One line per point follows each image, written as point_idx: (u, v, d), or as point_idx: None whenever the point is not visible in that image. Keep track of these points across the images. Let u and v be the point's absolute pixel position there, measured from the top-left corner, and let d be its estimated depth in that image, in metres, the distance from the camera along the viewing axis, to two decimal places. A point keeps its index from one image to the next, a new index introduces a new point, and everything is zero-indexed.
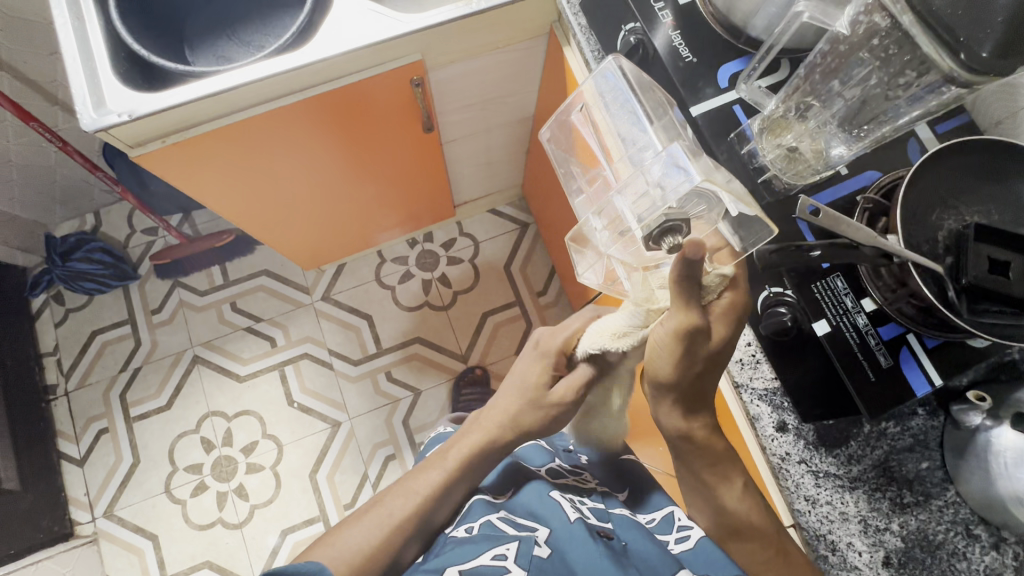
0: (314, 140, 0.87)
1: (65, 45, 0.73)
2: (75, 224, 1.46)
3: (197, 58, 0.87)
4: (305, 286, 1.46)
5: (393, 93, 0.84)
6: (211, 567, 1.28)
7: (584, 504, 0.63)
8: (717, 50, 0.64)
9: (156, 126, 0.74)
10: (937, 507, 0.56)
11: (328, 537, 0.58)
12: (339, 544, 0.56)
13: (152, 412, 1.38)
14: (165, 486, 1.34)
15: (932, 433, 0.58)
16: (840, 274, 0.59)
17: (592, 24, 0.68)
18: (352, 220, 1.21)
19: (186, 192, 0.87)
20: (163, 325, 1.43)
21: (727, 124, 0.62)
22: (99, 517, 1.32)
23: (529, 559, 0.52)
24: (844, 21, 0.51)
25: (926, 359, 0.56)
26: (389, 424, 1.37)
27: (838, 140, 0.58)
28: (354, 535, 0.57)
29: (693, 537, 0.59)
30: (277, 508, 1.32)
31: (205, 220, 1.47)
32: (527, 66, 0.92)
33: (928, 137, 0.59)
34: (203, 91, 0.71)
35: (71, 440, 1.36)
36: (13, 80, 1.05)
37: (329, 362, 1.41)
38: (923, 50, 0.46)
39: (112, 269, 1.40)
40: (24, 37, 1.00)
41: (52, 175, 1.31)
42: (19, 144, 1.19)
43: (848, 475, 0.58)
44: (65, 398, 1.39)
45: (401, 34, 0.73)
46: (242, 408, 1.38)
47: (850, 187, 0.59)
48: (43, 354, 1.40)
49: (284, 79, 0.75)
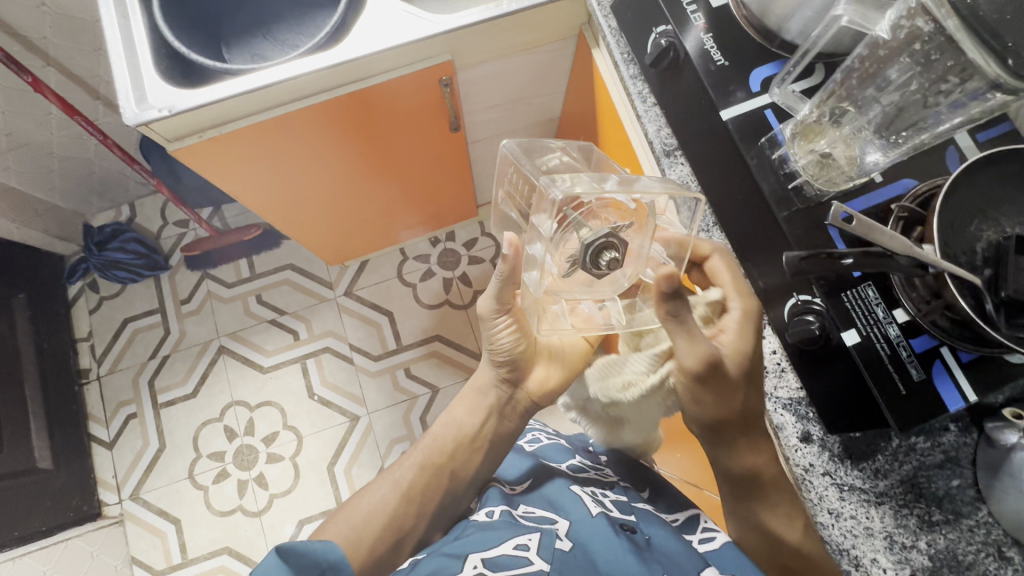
0: (343, 138, 0.89)
1: (112, 42, 0.75)
2: (111, 215, 1.52)
3: (233, 56, 0.89)
4: (329, 281, 1.49)
5: (421, 92, 0.85)
6: (230, 553, 1.31)
7: (608, 497, 0.66)
8: (750, 53, 0.63)
9: (194, 121, 0.76)
10: (967, 527, 0.54)
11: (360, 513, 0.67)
12: (358, 514, 0.68)
13: (178, 399, 1.42)
14: (189, 471, 1.37)
15: (964, 450, 0.56)
16: (872, 283, 0.57)
17: (622, 26, 0.72)
18: (377, 218, 1.22)
19: (219, 186, 0.89)
20: (191, 315, 1.47)
21: (758, 128, 0.61)
22: (125, 499, 1.36)
23: (552, 552, 0.54)
24: (884, 25, 0.50)
25: (960, 374, 0.54)
26: (406, 420, 1.38)
27: (873, 146, 0.56)
28: (365, 507, 0.69)
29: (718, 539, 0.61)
30: (296, 499, 1.34)
31: (235, 213, 1.51)
32: (555, 67, 0.92)
33: (968, 145, 0.57)
34: (239, 88, 0.73)
35: (101, 424, 1.41)
36: (58, 74, 1.10)
37: (350, 356, 1.43)
38: (968, 56, 0.45)
39: (145, 259, 1.44)
40: (70, 34, 1.04)
41: (91, 167, 1.36)
42: (62, 136, 1.24)
43: (873, 489, 0.57)
44: (96, 382, 1.43)
45: (432, 34, 0.74)
46: (264, 398, 1.41)
47: (885, 195, 0.56)
48: (78, 339, 1.45)
49: (317, 77, 0.76)
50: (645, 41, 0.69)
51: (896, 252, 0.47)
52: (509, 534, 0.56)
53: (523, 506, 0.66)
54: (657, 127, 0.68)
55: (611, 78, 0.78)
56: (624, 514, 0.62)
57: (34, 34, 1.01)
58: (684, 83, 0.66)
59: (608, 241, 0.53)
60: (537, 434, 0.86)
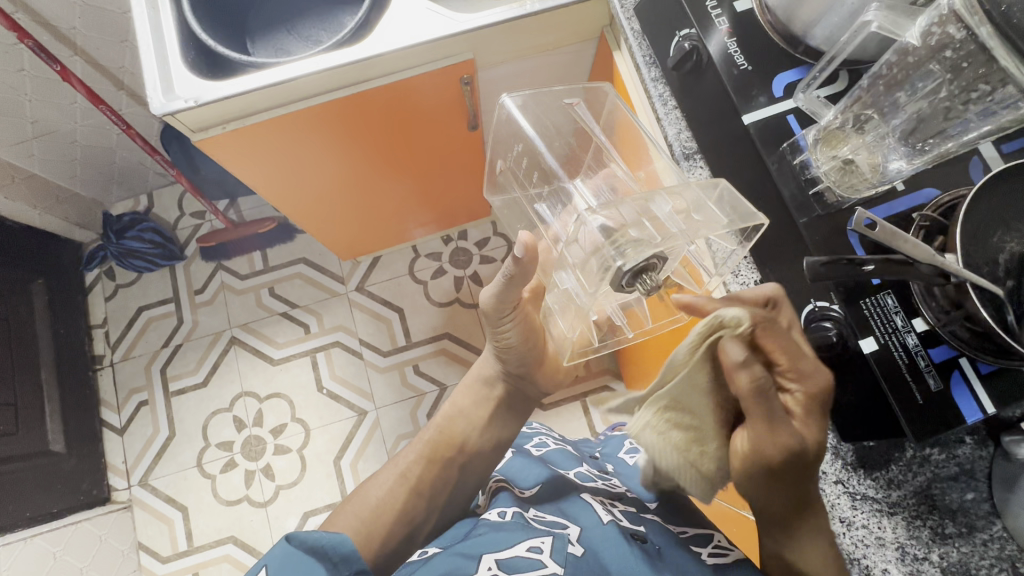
0: (360, 134, 0.89)
1: (141, 33, 0.77)
2: (129, 205, 1.54)
3: (257, 50, 0.91)
4: (341, 276, 1.50)
5: (442, 91, 0.86)
6: (235, 543, 1.32)
7: (617, 508, 0.67)
8: (773, 58, 0.63)
9: (219, 113, 0.77)
10: (981, 541, 0.54)
11: (377, 515, 0.69)
12: (368, 511, 0.69)
13: (189, 387, 1.44)
14: (197, 460, 1.38)
15: (980, 464, 0.56)
16: (891, 291, 0.57)
17: (645, 29, 0.72)
18: (391, 214, 1.23)
19: (239, 178, 0.90)
20: (204, 306, 1.49)
21: (780, 133, 0.61)
22: (134, 484, 1.37)
23: (564, 556, 0.54)
24: (915, 31, 0.50)
25: (979, 386, 0.54)
26: (413, 416, 1.39)
27: (896, 154, 0.57)
28: (376, 504, 0.70)
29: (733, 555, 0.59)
30: (302, 491, 1.35)
31: (250, 207, 1.53)
32: (575, 68, 0.92)
33: (992, 155, 0.56)
34: (263, 82, 0.74)
35: (113, 410, 1.43)
36: (84, 64, 1.12)
37: (359, 351, 1.44)
38: (1001, 64, 0.45)
39: (161, 249, 1.46)
40: (98, 25, 1.05)
41: (112, 156, 1.38)
42: (85, 126, 1.26)
43: (886, 499, 0.56)
44: (110, 369, 1.45)
45: (456, 32, 0.75)
46: (274, 390, 1.42)
47: (906, 203, 0.56)
48: (93, 325, 1.48)
49: (340, 72, 0.77)
50: (668, 44, 0.69)
51: (918, 260, 0.47)
52: (522, 537, 0.56)
53: (534, 509, 0.66)
54: (677, 130, 0.68)
55: (633, 81, 0.78)
56: (634, 524, 0.63)
57: (64, 25, 1.03)
58: (707, 86, 0.66)
59: (651, 262, 0.51)
60: (544, 439, 0.88)
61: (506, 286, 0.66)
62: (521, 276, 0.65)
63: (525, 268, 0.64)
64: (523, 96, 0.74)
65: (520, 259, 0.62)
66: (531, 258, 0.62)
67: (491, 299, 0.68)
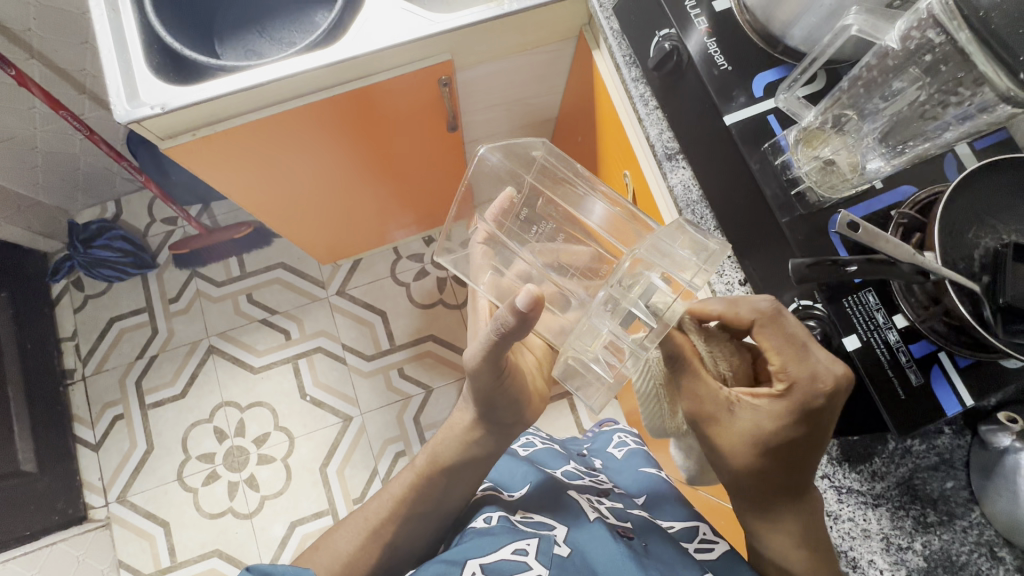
0: (331, 139, 0.87)
1: (101, 36, 0.73)
2: (96, 212, 1.48)
3: (226, 52, 0.88)
4: (321, 280, 1.47)
5: (419, 93, 0.84)
6: (220, 556, 1.29)
7: (603, 505, 0.68)
8: (752, 58, 0.63)
9: (188, 119, 0.74)
10: (961, 527, 0.55)
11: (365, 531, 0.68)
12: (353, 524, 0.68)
13: (166, 400, 1.40)
14: (178, 473, 1.35)
15: (958, 453, 0.57)
16: (871, 289, 0.58)
17: (624, 29, 0.72)
18: (370, 218, 1.21)
19: (211, 185, 0.87)
20: (180, 314, 1.45)
21: (760, 134, 0.61)
22: (112, 501, 1.33)
23: (550, 557, 0.56)
24: (894, 35, 0.50)
25: (957, 378, 0.55)
26: (400, 421, 1.38)
27: (875, 154, 0.57)
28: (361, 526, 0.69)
29: (717, 550, 0.61)
30: (287, 501, 1.33)
31: (225, 211, 1.49)
32: (554, 69, 0.92)
33: (965, 153, 0.58)
34: (234, 85, 0.71)
35: (87, 425, 1.38)
36: (42, 67, 1.07)
37: (342, 356, 1.42)
38: (978, 68, 0.46)
39: (132, 258, 1.41)
40: (55, 26, 1.01)
41: (76, 162, 1.33)
42: (45, 131, 1.21)
43: (870, 491, 0.57)
44: (82, 382, 1.40)
45: (432, 32, 0.73)
46: (255, 399, 1.39)
47: (885, 201, 0.57)
48: (62, 338, 1.42)
49: (315, 75, 0.75)
50: (648, 44, 0.69)
51: (900, 260, 0.49)
52: (509, 539, 0.58)
53: (521, 511, 0.66)
54: (659, 130, 0.68)
55: (612, 81, 0.78)
56: (620, 520, 0.65)
57: (17, 26, 0.98)
58: (686, 86, 0.65)
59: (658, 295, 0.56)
60: (530, 438, 0.87)
61: (504, 343, 0.60)
62: (523, 330, 0.58)
63: (525, 321, 0.57)
64: (500, 147, 0.78)
65: (527, 313, 0.55)
66: (534, 308, 0.56)
67: (479, 359, 0.63)
